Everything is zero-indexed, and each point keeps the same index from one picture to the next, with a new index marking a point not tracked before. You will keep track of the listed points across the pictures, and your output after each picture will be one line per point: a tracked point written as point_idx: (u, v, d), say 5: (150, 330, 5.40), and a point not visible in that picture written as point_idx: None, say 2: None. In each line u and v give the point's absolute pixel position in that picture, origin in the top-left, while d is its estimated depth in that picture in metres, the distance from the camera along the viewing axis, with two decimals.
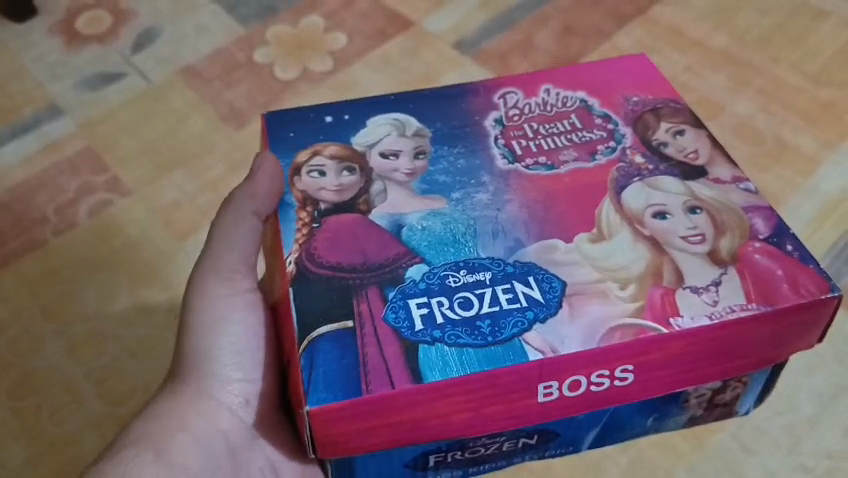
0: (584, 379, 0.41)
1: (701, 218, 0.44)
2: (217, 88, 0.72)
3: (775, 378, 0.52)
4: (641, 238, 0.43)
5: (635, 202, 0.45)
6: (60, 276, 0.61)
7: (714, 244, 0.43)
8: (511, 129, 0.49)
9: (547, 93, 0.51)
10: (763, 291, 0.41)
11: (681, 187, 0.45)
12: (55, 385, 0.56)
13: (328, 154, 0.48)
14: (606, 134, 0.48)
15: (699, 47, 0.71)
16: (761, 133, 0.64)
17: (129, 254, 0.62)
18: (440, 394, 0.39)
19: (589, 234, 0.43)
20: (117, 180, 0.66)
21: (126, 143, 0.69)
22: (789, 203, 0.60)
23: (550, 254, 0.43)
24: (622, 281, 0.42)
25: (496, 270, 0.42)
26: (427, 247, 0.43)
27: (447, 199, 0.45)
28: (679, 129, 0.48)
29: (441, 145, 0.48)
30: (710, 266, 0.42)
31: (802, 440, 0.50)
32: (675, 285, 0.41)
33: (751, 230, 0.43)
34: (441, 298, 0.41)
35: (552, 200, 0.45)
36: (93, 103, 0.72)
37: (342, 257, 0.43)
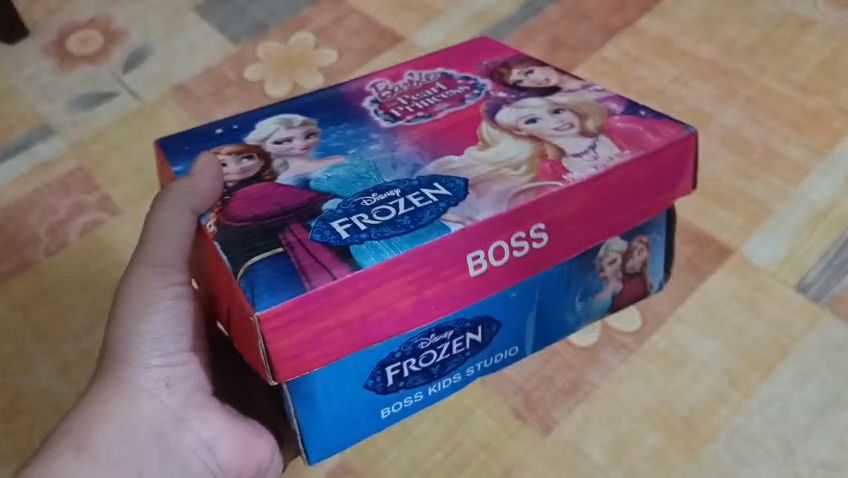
0: (506, 246, 0.45)
1: (565, 114, 0.51)
2: (208, 105, 0.72)
3: (767, 387, 0.52)
4: (521, 137, 0.49)
5: (507, 118, 0.51)
6: (51, 296, 0.61)
7: (582, 126, 0.50)
8: (390, 101, 0.54)
9: (411, 75, 0.57)
10: (631, 141, 0.49)
11: (542, 101, 0.52)
12: (45, 407, 0.56)
13: (225, 152, 0.51)
14: (470, 87, 0.55)
15: (687, 58, 0.71)
16: (750, 144, 0.65)
17: (119, 273, 0.62)
18: (382, 277, 0.42)
19: (476, 146, 0.49)
20: (109, 199, 0.66)
21: (116, 162, 0.69)
22: (778, 212, 0.61)
23: (448, 166, 0.47)
24: (514, 166, 0.47)
25: (404, 186, 0.46)
26: (337, 187, 0.47)
27: (344, 155, 0.49)
28: (528, 71, 0.56)
29: (330, 125, 0.52)
30: (582, 138, 0.49)
31: (796, 450, 0.50)
32: (560, 156, 0.48)
33: (607, 110, 0.51)
34: (360, 214, 0.44)
35: (436, 135, 0.50)
36: (84, 123, 0.72)
37: (261, 209, 0.46)
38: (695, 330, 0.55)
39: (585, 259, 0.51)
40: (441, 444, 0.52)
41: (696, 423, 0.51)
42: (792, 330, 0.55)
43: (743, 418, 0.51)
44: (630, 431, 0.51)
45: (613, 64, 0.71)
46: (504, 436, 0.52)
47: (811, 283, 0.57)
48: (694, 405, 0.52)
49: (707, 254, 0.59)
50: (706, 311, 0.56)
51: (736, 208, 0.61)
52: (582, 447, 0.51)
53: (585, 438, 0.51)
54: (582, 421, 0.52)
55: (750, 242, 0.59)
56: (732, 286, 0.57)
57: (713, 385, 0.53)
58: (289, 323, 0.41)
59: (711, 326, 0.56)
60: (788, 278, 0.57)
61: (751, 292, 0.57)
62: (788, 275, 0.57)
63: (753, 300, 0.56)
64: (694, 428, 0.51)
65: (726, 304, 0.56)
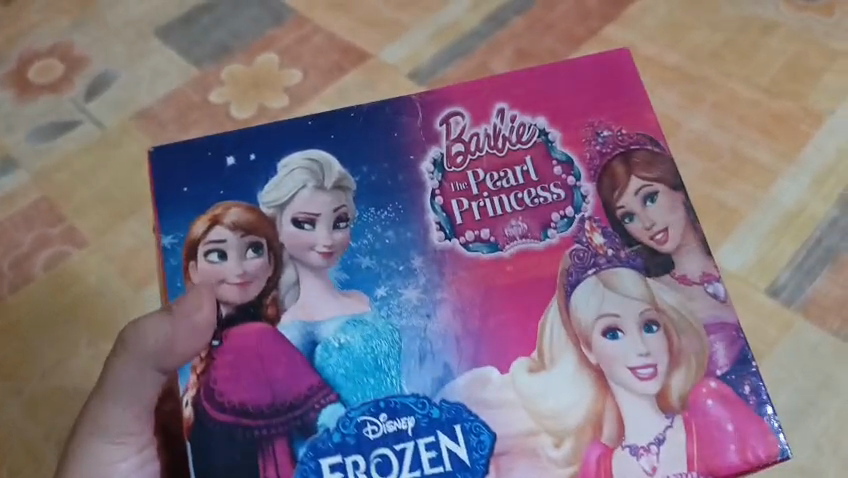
0: None
1: (652, 337, 0.57)
2: (173, 132, 0.71)
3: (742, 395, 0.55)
4: (587, 367, 0.56)
5: (588, 314, 0.58)
6: (17, 332, 0.61)
7: (666, 380, 0.56)
8: (456, 170, 0.64)
9: (499, 117, 0.66)
10: (705, 458, 0.54)
11: (646, 292, 0.58)
12: (12, 444, 0.57)
13: (228, 224, 0.61)
14: (565, 193, 0.63)
15: (652, 65, 0.71)
16: (718, 149, 0.65)
17: (87, 307, 0.62)
18: None
19: (529, 358, 0.57)
20: (74, 231, 0.65)
21: (81, 192, 0.67)
22: (748, 219, 0.61)
23: (482, 392, 0.56)
24: (558, 439, 0.55)
25: (420, 415, 0.56)
26: (342, 375, 0.57)
27: (372, 302, 0.59)
28: (648, 196, 0.62)
29: (367, 208, 0.62)
30: (658, 415, 0.55)
31: (771, 457, 0.54)
32: (614, 444, 0.54)
33: (710, 363, 0.56)
34: (358, 458, 0.55)
35: (490, 299, 0.59)
36: (48, 153, 0.70)
37: (252, 395, 0.57)
38: None
39: None
40: None
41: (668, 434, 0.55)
42: (766, 337, 0.57)
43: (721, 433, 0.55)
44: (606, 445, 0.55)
45: None
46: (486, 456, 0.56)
47: (782, 287, 0.58)
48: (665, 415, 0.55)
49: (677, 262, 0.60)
50: None
51: (708, 216, 0.62)
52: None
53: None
54: None
55: (723, 249, 0.60)
56: None
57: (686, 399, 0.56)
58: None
59: None
60: (760, 284, 0.59)
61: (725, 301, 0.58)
62: (758, 281, 0.59)
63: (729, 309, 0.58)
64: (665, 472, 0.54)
65: None
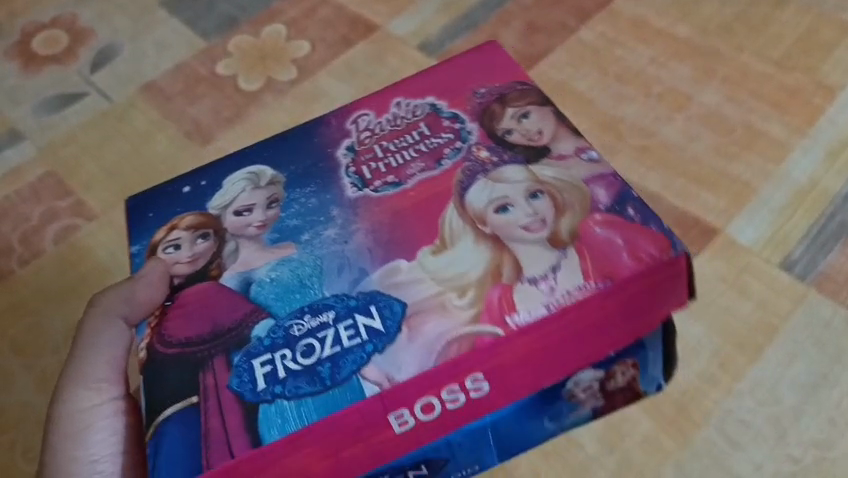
0: (436, 400, 0.43)
1: (541, 202, 0.46)
2: (180, 104, 0.70)
3: (755, 369, 0.52)
4: (482, 238, 0.45)
5: (478, 201, 0.47)
6: (27, 307, 0.60)
7: (554, 227, 0.45)
8: (364, 147, 0.52)
9: (397, 107, 0.54)
10: (600, 267, 0.43)
11: (525, 173, 0.48)
12: (29, 422, 0.55)
13: (184, 225, 0.50)
14: (453, 135, 0.51)
15: (663, 38, 0.70)
16: (730, 123, 0.64)
17: (97, 280, 0.61)
18: (295, 450, 0.41)
19: (431, 247, 0.46)
20: (82, 204, 0.65)
21: (89, 166, 0.67)
22: (760, 193, 0.60)
23: (393, 277, 0.45)
24: (461, 289, 0.44)
25: (340, 307, 0.44)
26: (274, 299, 0.45)
27: (297, 243, 0.48)
28: (523, 112, 0.51)
29: (294, 188, 0.50)
30: (550, 250, 0.44)
31: (788, 430, 0.50)
32: (514, 280, 0.43)
33: (591, 201, 0.46)
34: (284, 351, 0.43)
35: (399, 218, 0.47)
36: (54, 126, 0.70)
37: (196, 329, 0.45)
38: (683, 313, 0.55)
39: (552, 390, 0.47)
40: None
41: (688, 407, 0.51)
42: (779, 309, 0.54)
43: (735, 401, 0.51)
44: (621, 419, 0.51)
45: (589, 47, 0.71)
46: None
47: (795, 262, 0.56)
48: (684, 389, 0.51)
49: (690, 236, 0.58)
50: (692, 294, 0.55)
51: (720, 190, 0.61)
52: (574, 437, 0.51)
53: (576, 429, 0.51)
54: None
55: (735, 222, 0.59)
56: (716, 269, 0.57)
57: (703, 368, 0.52)
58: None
59: (699, 308, 0.55)
60: (773, 258, 0.57)
61: (737, 274, 0.56)
62: (772, 255, 0.57)
63: (740, 282, 0.56)
64: (685, 413, 0.51)
65: (713, 287, 0.56)
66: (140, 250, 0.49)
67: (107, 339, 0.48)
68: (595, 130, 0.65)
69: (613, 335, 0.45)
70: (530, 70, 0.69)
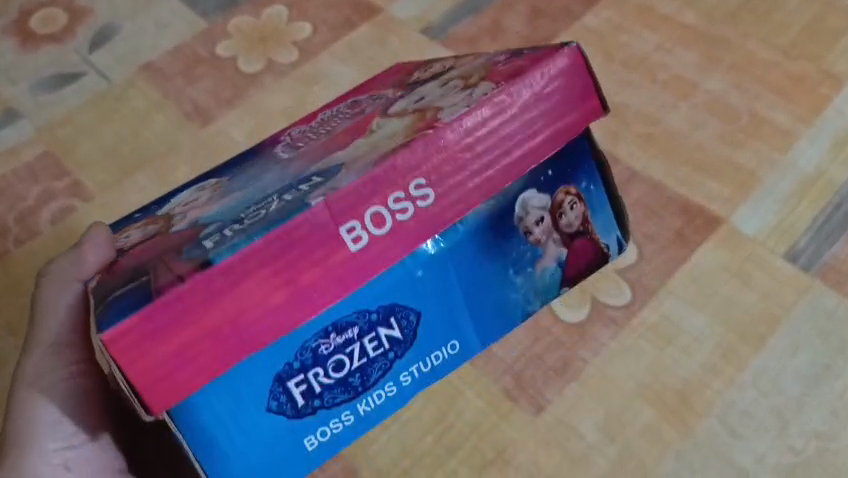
0: (385, 210, 0.39)
1: (456, 87, 0.44)
2: (179, 85, 0.69)
3: (759, 360, 0.51)
4: (403, 116, 0.43)
5: (396, 107, 0.44)
6: (23, 287, 0.60)
7: (467, 87, 0.43)
8: (294, 134, 0.48)
9: (326, 112, 0.50)
10: (509, 76, 0.41)
11: (436, 84, 0.46)
12: None
13: (135, 225, 0.46)
14: (373, 97, 0.48)
15: (669, 24, 0.69)
16: (736, 111, 0.64)
17: None
18: (243, 272, 0.37)
19: (363, 135, 0.42)
20: (79, 185, 0.64)
21: (86, 146, 0.66)
22: (765, 182, 0.60)
23: (329, 161, 0.41)
24: (387, 137, 0.41)
25: (287, 191, 0.40)
26: (222, 216, 0.40)
27: (246, 189, 0.43)
28: (431, 68, 0.50)
29: (238, 172, 0.46)
30: (462, 93, 0.42)
31: (790, 421, 0.49)
32: (437, 116, 0.41)
33: (491, 64, 0.45)
34: (228, 226, 0.38)
35: (331, 145, 0.43)
36: (52, 105, 0.69)
37: (138, 257, 0.39)
38: (686, 303, 0.54)
39: (501, 225, 0.45)
40: (431, 428, 0.51)
41: (690, 397, 0.50)
42: (783, 299, 0.54)
43: (737, 391, 0.50)
44: (623, 409, 0.50)
45: (594, 33, 0.70)
46: (496, 418, 0.51)
47: (800, 252, 0.56)
48: (686, 380, 0.51)
49: (695, 225, 0.58)
50: (695, 283, 0.55)
51: (725, 178, 0.60)
52: (575, 426, 0.50)
53: (577, 417, 0.51)
54: (575, 399, 0.51)
55: (739, 211, 0.58)
56: (720, 258, 0.56)
57: (705, 359, 0.52)
58: (144, 341, 0.36)
59: (701, 298, 0.54)
60: (777, 247, 0.56)
61: (741, 264, 0.56)
62: (777, 245, 0.56)
63: (744, 271, 0.55)
64: (687, 403, 0.50)
65: (716, 276, 0.55)
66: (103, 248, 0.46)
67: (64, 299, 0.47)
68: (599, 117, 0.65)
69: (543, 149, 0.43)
70: None
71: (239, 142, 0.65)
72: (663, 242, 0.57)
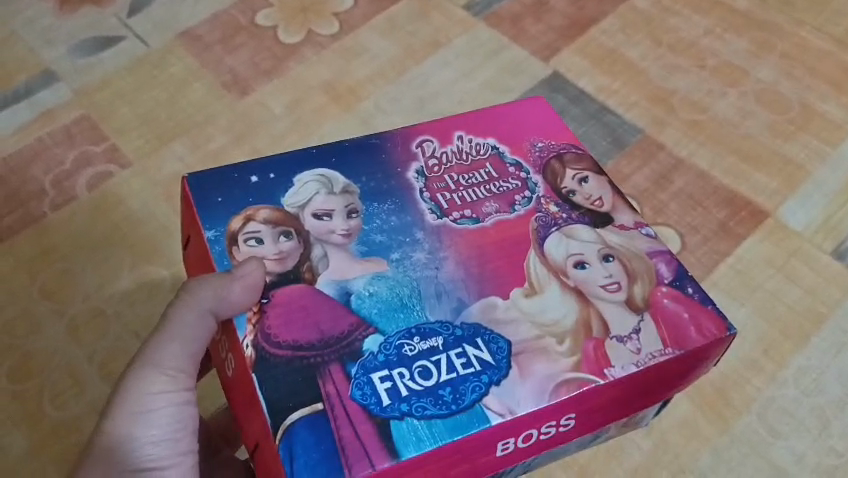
0: (538, 433, 0.37)
1: (614, 265, 0.40)
2: (217, 53, 0.68)
3: (802, 357, 0.50)
4: (567, 289, 0.39)
5: (555, 253, 0.40)
6: (60, 253, 0.57)
7: (628, 291, 0.39)
8: (434, 176, 0.43)
9: (461, 140, 0.45)
10: (673, 334, 0.38)
11: (593, 235, 0.41)
12: (57, 371, 0.52)
13: (261, 219, 0.40)
14: (520, 183, 0.43)
15: (720, 10, 0.68)
16: (786, 101, 0.62)
17: (130, 231, 0.58)
18: (418, 467, 0.34)
19: (522, 288, 0.39)
20: (116, 151, 0.63)
21: (124, 112, 0.65)
22: (814, 175, 0.58)
23: (493, 314, 0.38)
24: (560, 334, 0.37)
25: (447, 334, 0.37)
26: (377, 315, 0.37)
27: (388, 262, 0.39)
28: (582, 177, 0.44)
29: (371, 201, 0.42)
30: (629, 313, 0.38)
31: (832, 422, 0.48)
32: (604, 337, 0.37)
33: (657, 275, 0.40)
34: (401, 369, 0.36)
35: (483, 255, 0.40)
36: (89, 69, 0.68)
37: (298, 330, 0.37)
38: (728, 297, 0.53)
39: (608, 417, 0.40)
40: None
41: (729, 393, 0.49)
42: (829, 298, 0.52)
43: (777, 389, 0.49)
44: None
45: (643, 15, 0.68)
46: None
47: None
48: (725, 375, 0.50)
49: (740, 217, 0.56)
50: (739, 276, 0.54)
51: (773, 169, 0.59)
52: None
53: None
54: None
55: (786, 205, 0.57)
56: (766, 251, 0.55)
57: (746, 354, 0.51)
58: None
59: (744, 291, 0.53)
60: (824, 244, 0.55)
61: (786, 258, 0.54)
62: (824, 241, 0.55)
63: (789, 266, 0.54)
64: (726, 398, 0.49)
65: (761, 271, 0.54)
66: (218, 234, 0.40)
67: (190, 324, 0.39)
68: (646, 101, 0.63)
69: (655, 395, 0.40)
70: (579, 36, 0.67)
71: (277, 114, 0.64)
72: (707, 234, 0.56)
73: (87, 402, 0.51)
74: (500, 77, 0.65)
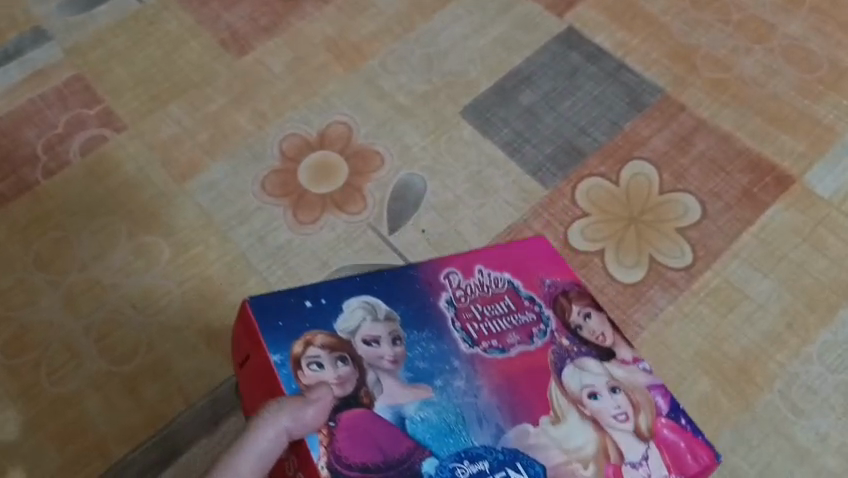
0: None
1: (623, 395, 0.36)
2: (215, 9, 0.64)
3: (828, 331, 0.48)
4: (585, 418, 0.35)
5: (569, 385, 0.36)
6: (54, 220, 0.55)
7: (634, 422, 0.35)
8: (464, 307, 0.38)
9: (483, 273, 0.39)
10: (675, 464, 0.34)
11: (601, 367, 0.37)
12: (53, 343, 0.51)
13: (321, 344, 0.35)
14: (537, 316, 0.38)
15: None
16: (816, 59, 0.58)
17: (126, 197, 0.56)
18: None
19: (549, 416, 0.35)
20: (112, 114, 0.60)
21: (118, 72, 0.62)
22: (843, 138, 0.55)
23: (528, 439, 0.34)
24: (586, 460, 0.34)
25: (493, 457, 0.33)
26: (431, 437, 0.33)
27: (433, 388, 0.35)
28: (586, 311, 0.38)
29: (411, 330, 0.37)
30: (637, 442, 0.34)
31: None
32: (619, 462, 0.34)
33: (656, 405, 0.35)
34: None
35: (508, 390, 0.35)
36: (80, 26, 0.64)
37: (367, 453, 0.33)
38: (752, 268, 0.50)
39: None
40: None
41: (750, 369, 0.47)
42: None
43: (802, 365, 0.47)
44: (679, 377, 0.47)
45: None
46: None
47: None
48: (746, 350, 0.48)
49: (764, 183, 0.53)
50: (763, 246, 0.51)
51: (800, 132, 0.55)
52: None
53: None
54: None
55: (813, 170, 0.54)
56: (792, 220, 0.52)
57: (769, 328, 0.48)
58: None
59: (768, 263, 0.50)
60: None
61: (813, 227, 0.52)
62: None
63: (816, 236, 0.51)
64: (747, 375, 0.47)
65: (786, 240, 0.51)
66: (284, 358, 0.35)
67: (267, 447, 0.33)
68: (667, 60, 0.59)
69: None
70: None
71: (278, 75, 0.61)
72: (729, 201, 0.53)
73: (86, 377, 0.49)
74: (513, 34, 0.62)
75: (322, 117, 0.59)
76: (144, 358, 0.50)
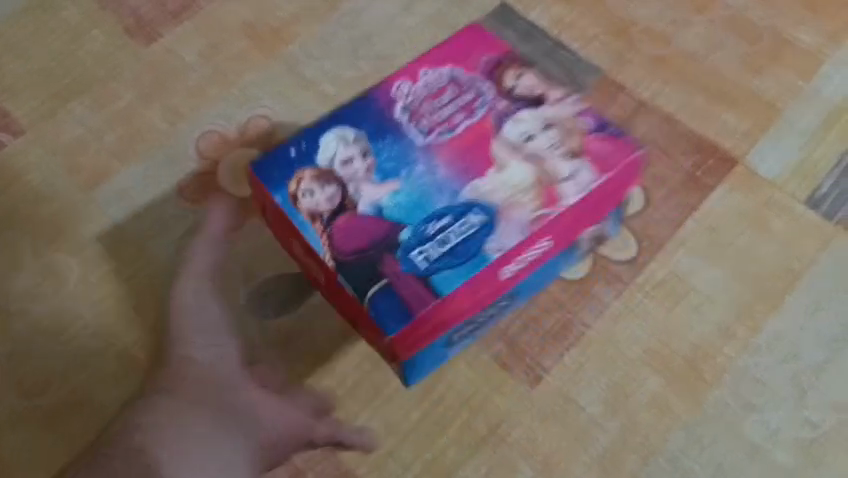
0: (527, 259, 0.43)
1: (555, 131, 0.44)
2: None
3: (775, 320, 0.47)
4: (520, 156, 0.44)
5: (511, 135, 0.44)
6: None
7: (572, 144, 0.44)
8: (415, 108, 0.45)
9: (427, 75, 0.47)
10: (601, 161, 0.43)
11: (539, 113, 0.45)
12: None
13: (308, 179, 0.43)
14: (477, 93, 0.46)
15: None
16: (757, 30, 0.56)
17: (29, 210, 0.51)
18: (454, 300, 0.41)
19: (493, 168, 0.43)
20: (7, 116, 0.54)
21: (11, 68, 0.56)
22: (787, 113, 0.53)
23: (479, 190, 0.43)
24: (526, 190, 0.43)
25: (456, 211, 0.42)
26: (403, 214, 0.42)
27: (400, 179, 0.43)
28: (519, 73, 0.46)
29: (377, 140, 0.44)
30: (566, 161, 0.43)
31: (808, 391, 0.45)
32: (553, 183, 0.43)
33: (582, 127, 0.44)
34: (426, 249, 0.41)
35: (457, 159, 0.44)
36: None
37: (360, 240, 0.42)
38: (697, 257, 0.49)
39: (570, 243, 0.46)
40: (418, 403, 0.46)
41: (699, 365, 0.46)
42: (803, 252, 0.49)
43: (750, 357, 0.46)
44: (627, 377, 0.46)
45: None
46: (488, 390, 0.46)
47: (824, 198, 0.50)
48: (695, 345, 0.46)
49: (708, 165, 0.52)
50: (708, 233, 0.49)
51: (743, 108, 0.54)
52: (575, 399, 0.45)
53: (577, 386, 0.46)
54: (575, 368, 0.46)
55: (757, 148, 0.52)
56: (737, 204, 0.50)
57: (717, 320, 0.47)
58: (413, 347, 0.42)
59: (714, 251, 0.49)
60: (798, 191, 0.51)
61: (759, 210, 0.50)
62: (798, 189, 0.51)
63: (761, 219, 0.50)
64: (696, 371, 0.46)
65: (731, 225, 0.50)
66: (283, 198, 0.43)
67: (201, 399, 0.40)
68: (604, 35, 0.56)
69: (590, 219, 0.45)
70: None
71: (190, 64, 0.56)
72: (672, 187, 0.51)
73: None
74: (442, 12, 0.58)
75: (241, 110, 0.55)
76: (59, 390, 0.46)
